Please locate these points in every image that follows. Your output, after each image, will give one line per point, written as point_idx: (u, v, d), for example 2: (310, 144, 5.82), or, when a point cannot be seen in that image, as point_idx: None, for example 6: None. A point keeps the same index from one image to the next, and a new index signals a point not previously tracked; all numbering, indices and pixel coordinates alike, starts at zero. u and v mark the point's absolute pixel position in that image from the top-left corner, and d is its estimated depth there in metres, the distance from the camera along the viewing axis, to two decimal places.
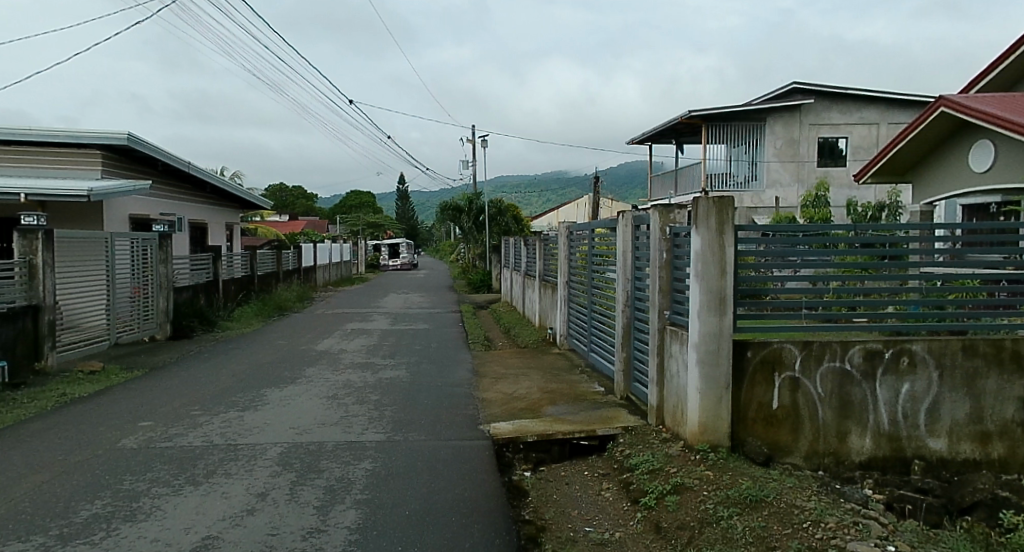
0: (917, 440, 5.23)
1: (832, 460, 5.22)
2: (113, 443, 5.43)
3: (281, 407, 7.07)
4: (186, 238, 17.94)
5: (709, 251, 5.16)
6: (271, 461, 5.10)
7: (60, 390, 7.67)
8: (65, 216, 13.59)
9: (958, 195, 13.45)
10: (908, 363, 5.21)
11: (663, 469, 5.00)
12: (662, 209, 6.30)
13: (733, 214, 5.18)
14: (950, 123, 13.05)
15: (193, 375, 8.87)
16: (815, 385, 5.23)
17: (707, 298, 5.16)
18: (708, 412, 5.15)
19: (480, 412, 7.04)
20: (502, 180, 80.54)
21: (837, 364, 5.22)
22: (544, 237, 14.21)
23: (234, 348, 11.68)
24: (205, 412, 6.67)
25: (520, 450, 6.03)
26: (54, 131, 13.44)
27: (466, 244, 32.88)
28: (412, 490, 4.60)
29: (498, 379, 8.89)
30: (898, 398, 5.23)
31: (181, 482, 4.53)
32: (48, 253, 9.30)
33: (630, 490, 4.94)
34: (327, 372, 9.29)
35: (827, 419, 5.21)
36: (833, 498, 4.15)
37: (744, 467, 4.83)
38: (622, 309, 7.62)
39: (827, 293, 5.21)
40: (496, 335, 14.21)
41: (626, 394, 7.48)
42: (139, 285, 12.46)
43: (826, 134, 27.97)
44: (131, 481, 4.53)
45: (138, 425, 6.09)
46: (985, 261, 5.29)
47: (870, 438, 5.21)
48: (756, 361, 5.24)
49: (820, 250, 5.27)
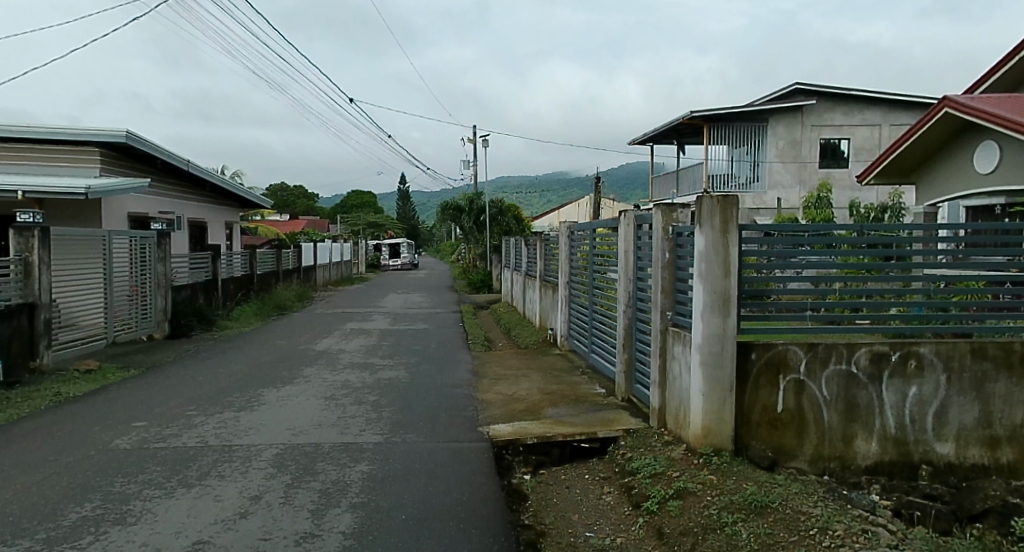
0: (924, 445, 5.13)
1: (838, 465, 5.12)
2: (106, 444, 5.34)
3: (278, 407, 6.98)
4: (185, 236, 17.86)
5: (713, 251, 5.07)
6: (266, 463, 5.01)
7: (55, 389, 7.58)
8: (63, 213, 13.51)
9: (962, 197, 13.36)
10: (916, 366, 5.11)
11: (665, 474, 4.90)
12: (665, 208, 6.19)
13: (738, 214, 5.08)
14: (953, 125, 12.97)
15: (190, 375, 8.78)
16: (820, 388, 5.14)
17: (711, 299, 5.06)
18: (712, 415, 5.06)
19: (479, 414, 6.95)
20: (503, 181, 80.47)
21: (843, 367, 5.12)
22: (544, 236, 14.14)
23: (232, 348, 11.59)
24: (201, 412, 6.58)
25: (520, 453, 5.94)
26: (53, 129, 13.38)
27: (467, 244, 32.79)
28: (410, 493, 4.50)
29: (498, 379, 8.80)
30: (905, 401, 5.13)
31: (174, 484, 4.44)
32: (44, 251, 9.22)
33: (632, 495, 4.84)
34: (325, 372, 9.19)
35: (833, 423, 5.12)
36: (840, 504, 4.05)
37: (748, 471, 4.73)
38: (624, 309, 7.52)
39: (830, 294, 5.12)
40: (496, 336, 14.11)
41: (626, 395, 7.40)
42: (137, 284, 12.37)
43: (828, 135, 27.88)
44: (122, 482, 4.45)
45: (132, 425, 6.00)
46: (988, 262, 5.20)
47: (877, 443, 5.12)
48: (760, 363, 5.14)
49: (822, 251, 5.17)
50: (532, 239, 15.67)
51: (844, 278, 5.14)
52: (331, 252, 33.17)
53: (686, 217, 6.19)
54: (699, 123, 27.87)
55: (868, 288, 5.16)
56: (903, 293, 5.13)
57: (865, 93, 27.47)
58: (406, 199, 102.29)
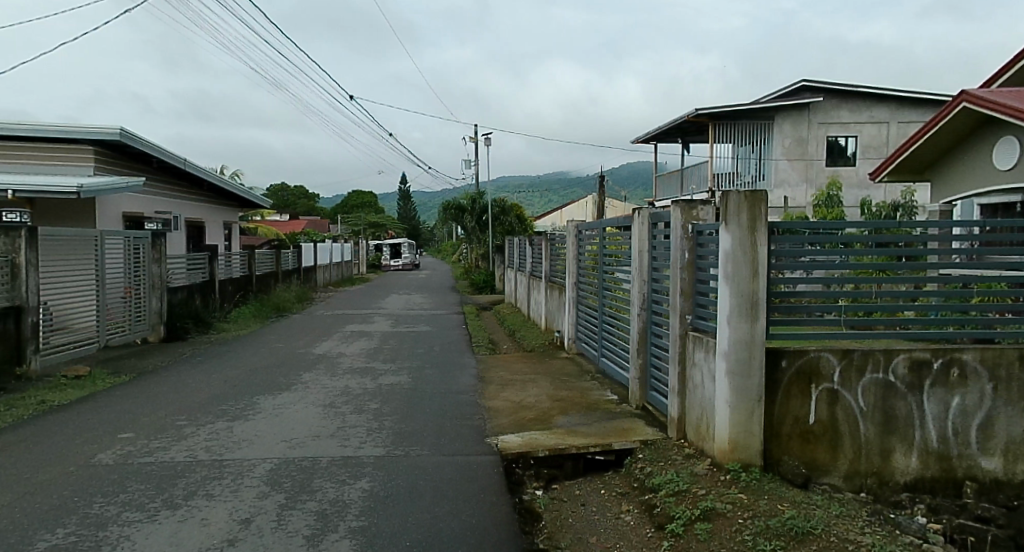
0: (968, 460, 4.77)
1: (875, 481, 4.75)
2: (88, 460, 4.98)
3: (274, 416, 6.62)
4: (182, 237, 17.51)
5: (741, 251, 4.70)
6: (259, 481, 4.65)
7: (40, 397, 7.22)
8: (56, 213, 13.16)
9: (978, 195, 13.01)
10: (959, 375, 4.74)
11: (690, 491, 4.53)
12: (683, 205, 5.82)
13: (767, 210, 4.71)
14: (971, 120, 12.59)
15: (184, 381, 8.43)
16: (856, 399, 4.77)
17: (738, 303, 4.70)
18: (739, 428, 4.69)
19: (487, 423, 6.59)
20: (504, 180, 80.04)
21: (880, 376, 4.76)
22: (550, 236, 13.77)
23: (229, 351, 11.22)
24: (192, 422, 6.22)
25: (531, 466, 5.59)
26: (44, 126, 13.03)
27: (469, 244, 32.42)
28: (415, 515, 4.14)
29: (505, 385, 8.44)
30: (948, 412, 4.76)
31: (158, 505, 4.08)
32: (32, 252, 8.87)
33: (653, 515, 4.47)
34: (324, 377, 8.83)
35: (870, 436, 4.75)
36: (889, 531, 3.68)
37: (780, 490, 4.36)
38: (637, 312, 7.17)
39: (841, 296, 4.79)
40: (500, 338, 13.76)
41: (641, 402, 7.04)
42: (131, 285, 12.00)
43: (835, 133, 27.49)
44: (101, 503, 4.09)
45: (117, 437, 5.64)
46: (1007, 261, 4.87)
47: (917, 457, 4.75)
48: (791, 372, 4.77)
49: (832, 251, 4.85)
50: (537, 239, 15.29)
51: (856, 278, 4.84)
52: (332, 252, 32.78)
53: (707, 215, 5.81)
54: (704, 121, 27.48)
55: (881, 290, 4.85)
56: (914, 297, 4.83)
57: (872, 90, 27.08)
58: (407, 200, 101.93)
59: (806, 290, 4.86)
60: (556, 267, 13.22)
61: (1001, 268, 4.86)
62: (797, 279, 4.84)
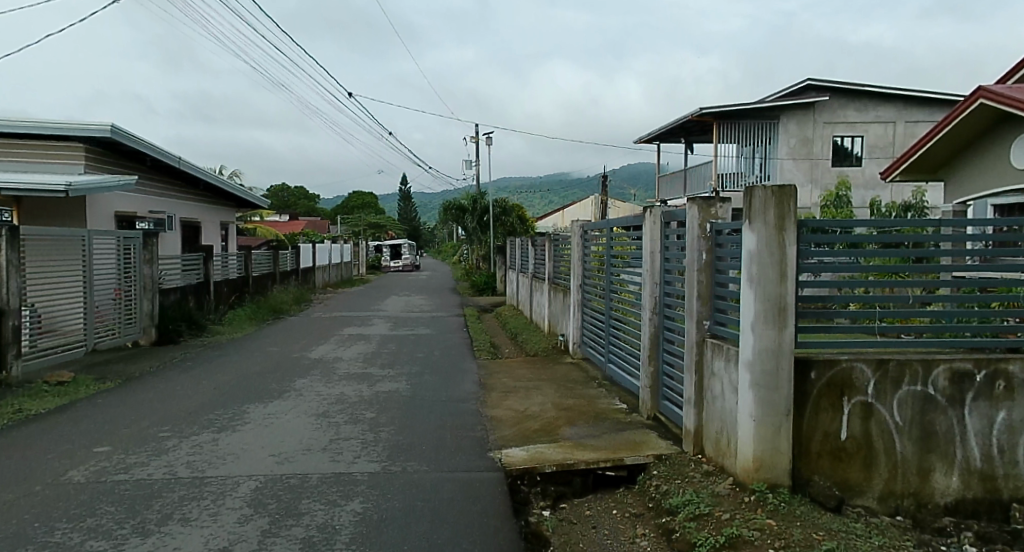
0: (1015, 480, 4.38)
1: (913, 503, 4.36)
2: (57, 477, 4.59)
3: (263, 427, 6.24)
4: (177, 237, 17.14)
5: (767, 251, 4.32)
6: (241, 502, 4.26)
7: (18, 405, 6.84)
8: (45, 212, 12.78)
9: (994, 195, 12.60)
10: (1004, 388, 4.36)
11: (713, 514, 4.12)
12: (702, 203, 5.43)
13: (796, 207, 4.33)
14: (988, 117, 12.17)
15: (171, 387, 8.04)
16: (892, 413, 4.37)
17: (764, 308, 4.32)
18: (765, 444, 4.31)
19: (489, 434, 6.20)
20: (505, 181, 79.66)
21: (918, 388, 4.36)
22: (553, 237, 13.39)
23: (221, 355, 10.84)
24: (175, 434, 5.84)
25: (537, 483, 5.19)
26: (33, 123, 12.65)
27: (470, 245, 32.03)
28: (410, 542, 3.75)
29: (508, 393, 8.05)
30: (993, 428, 4.37)
31: (126, 532, 3.69)
32: (14, 252, 8.50)
33: (672, 541, 4.07)
34: (319, 384, 8.45)
35: (907, 453, 4.36)
36: None
37: (813, 515, 3.97)
38: (648, 316, 6.78)
39: (852, 301, 4.40)
40: (502, 341, 13.37)
41: (652, 412, 6.65)
42: (121, 286, 11.61)
43: (841, 133, 27.10)
44: (63, 530, 3.70)
45: (93, 451, 5.24)
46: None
47: (958, 477, 4.37)
48: (822, 384, 4.39)
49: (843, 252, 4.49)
50: (540, 240, 14.91)
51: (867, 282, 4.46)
52: (331, 253, 32.36)
53: (726, 213, 5.42)
54: (709, 120, 27.09)
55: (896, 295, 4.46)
56: (928, 301, 4.44)
57: (879, 89, 26.67)
58: (408, 201, 101.63)
59: (827, 295, 4.48)
60: (559, 269, 12.82)
61: (1019, 269, 4.50)
62: (806, 282, 4.47)
